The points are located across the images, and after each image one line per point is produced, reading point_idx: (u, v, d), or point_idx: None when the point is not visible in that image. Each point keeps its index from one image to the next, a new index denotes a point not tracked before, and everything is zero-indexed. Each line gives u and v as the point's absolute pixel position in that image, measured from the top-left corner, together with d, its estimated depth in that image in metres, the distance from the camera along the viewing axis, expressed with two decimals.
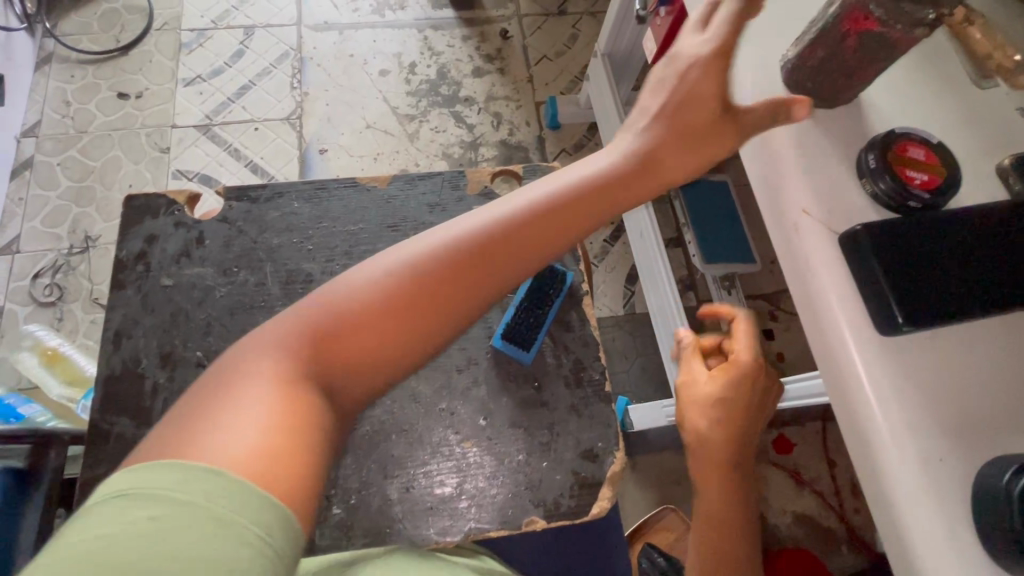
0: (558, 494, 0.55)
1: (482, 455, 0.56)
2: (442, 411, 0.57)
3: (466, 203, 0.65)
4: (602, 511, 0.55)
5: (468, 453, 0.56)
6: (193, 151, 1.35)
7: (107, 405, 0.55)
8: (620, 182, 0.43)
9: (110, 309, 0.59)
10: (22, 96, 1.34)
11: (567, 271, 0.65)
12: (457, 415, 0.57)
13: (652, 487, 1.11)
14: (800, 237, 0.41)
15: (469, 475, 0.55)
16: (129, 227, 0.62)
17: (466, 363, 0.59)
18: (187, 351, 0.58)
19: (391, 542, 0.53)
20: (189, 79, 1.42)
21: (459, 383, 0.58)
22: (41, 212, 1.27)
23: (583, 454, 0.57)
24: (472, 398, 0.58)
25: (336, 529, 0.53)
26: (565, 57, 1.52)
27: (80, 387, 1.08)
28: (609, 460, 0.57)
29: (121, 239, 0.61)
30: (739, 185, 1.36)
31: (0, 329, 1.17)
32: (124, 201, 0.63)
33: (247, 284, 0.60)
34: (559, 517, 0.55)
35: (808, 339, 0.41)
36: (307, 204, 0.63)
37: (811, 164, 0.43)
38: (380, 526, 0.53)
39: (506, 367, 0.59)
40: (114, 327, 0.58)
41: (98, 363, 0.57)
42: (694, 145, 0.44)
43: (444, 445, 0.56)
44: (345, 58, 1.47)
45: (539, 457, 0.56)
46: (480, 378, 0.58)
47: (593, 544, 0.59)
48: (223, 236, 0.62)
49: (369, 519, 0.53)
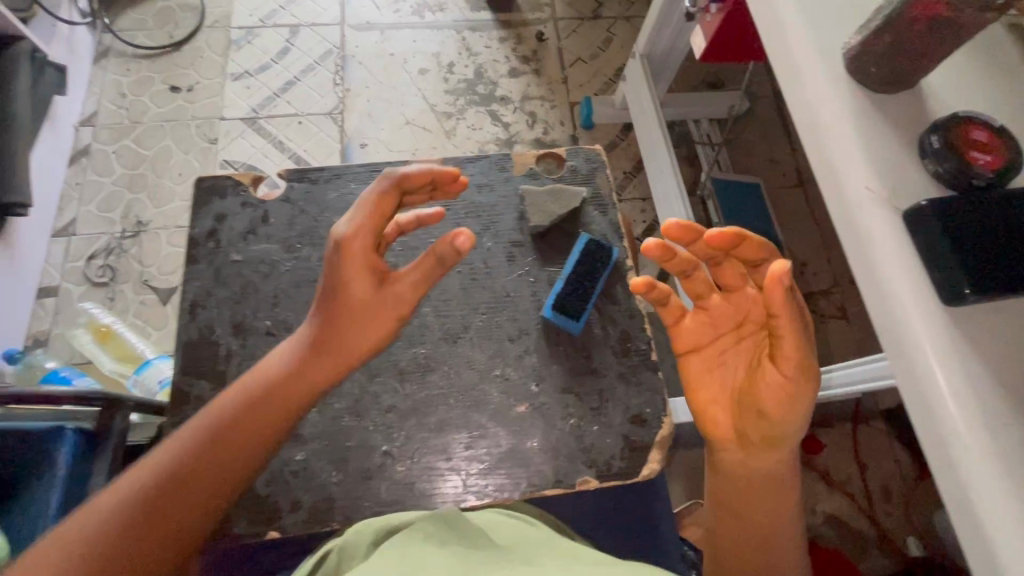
0: (609, 456, 0.57)
1: (535, 419, 0.58)
2: (497, 376, 0.60)
3: (512, 182, 0.68)
4: (652, 473, 0.57)
5: (523, 417, 0.58)
6: (240, 143, 1.40)
7: (187, 367, 0.59)
8: (297, 365, 0.53)
9: (186, 282, 0.62)
10: (81, 88, 1.41)
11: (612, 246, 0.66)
12: (510, 381, 0.60)
13: (681, 480, 1.12)
14: (861, 212, 0.43)
15: (523, 436, 0.58)
16: (199, 207, 0.65)
17: (516, 333, 0.61)
18: (256, 321, 0.61)
19: (451, 500, 0.55)
20: (237, 74, 1.47)
21: (512, 351, 0.61)
22: (96, 197, 1.33)
23: (632, 418, 0.59)
24: (525, 365, 0.60)
25: (398, 485, 0.56)
26: (599, 60, 1.55)
27: (131, 363, 1.15)
28: (657, 425, 0.59)
29: (193, 218, 0.64)
30: (770, 187, 1.37)
31: (56, 307, 1.23)
32: (194, 182, 0.66)
33: (310, 259, 0.63)
34: (610, 478, 0.57)
35: (870, 310, 0.43)
36: (364, 185, 0.67)
37: (873, 144, 0.45)
38: (439, 482, 0.56)
39: (557, 338, 0.61)
40: (190, 298, 0.61)
41: (177, 330, 0.60)
42: (366, 318, 0.53)
43: (500, 409, 0.58)
44: (386, 57, 1.52)
45: (590, 421, 0.59)
46: (532, 348, 0.61)
47: (638, 509, 0.63)
48: (287, 215, 0.65)
49: (429, 474, 0.56)
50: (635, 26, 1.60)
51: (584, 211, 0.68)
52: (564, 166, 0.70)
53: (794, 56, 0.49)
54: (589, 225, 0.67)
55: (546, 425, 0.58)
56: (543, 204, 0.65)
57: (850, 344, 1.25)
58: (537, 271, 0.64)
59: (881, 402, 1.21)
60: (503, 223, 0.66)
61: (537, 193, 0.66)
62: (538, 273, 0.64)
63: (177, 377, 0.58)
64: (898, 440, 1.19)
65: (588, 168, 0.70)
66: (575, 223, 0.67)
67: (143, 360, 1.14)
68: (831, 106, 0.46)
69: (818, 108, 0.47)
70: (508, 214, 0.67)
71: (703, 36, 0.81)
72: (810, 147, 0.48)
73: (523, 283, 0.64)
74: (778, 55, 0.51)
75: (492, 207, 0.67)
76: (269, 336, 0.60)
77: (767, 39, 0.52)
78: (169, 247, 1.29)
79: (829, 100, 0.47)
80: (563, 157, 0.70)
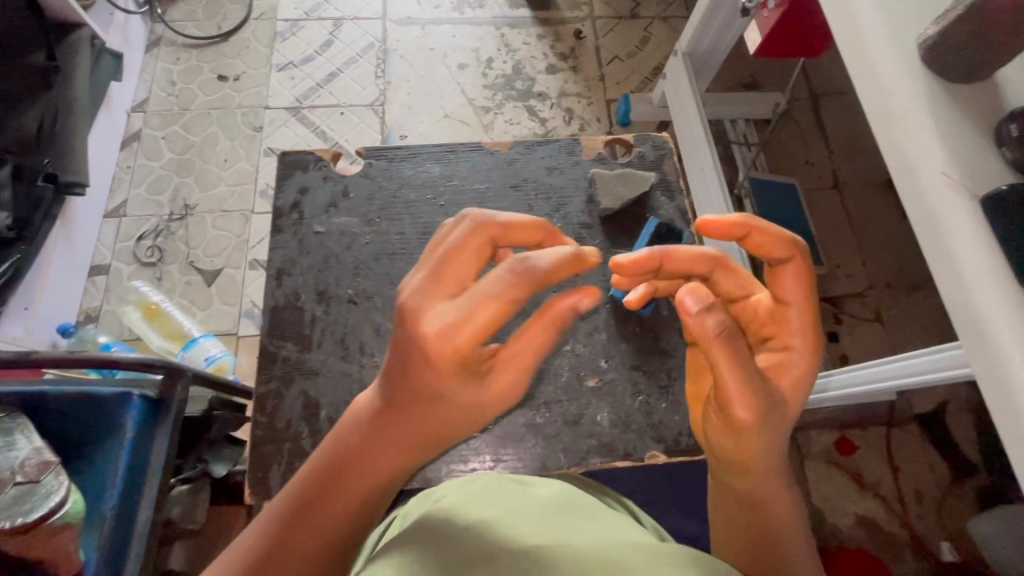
0: (677, 433, 0.64)
1: (603, 392, 0.66)
2: (568, 351, 0.67)
3: (581, 165, 0.76)
4: None
5: (593, 388, 0.66)
6: (283, 131, 1.44)
7: (275, 330, 0.68)
8: (384, 452, 0.45)
9: (273, 250, 0.72)
10: (133, 75, 1.45)
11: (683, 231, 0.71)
12: (581, 356, 0.67)
13: None
14: (936, 196, 0.45)
15: (592, 407, 0.65)
16: (284, 179, 0.75)
17: (589, 313, 0.68)
18: (339, 289, 0.70)
19: (527, 454, 0.64)
20: (282, 65, 1.51)
21: (582, 329, 0.68)
22: (145, 180, 1.37)
23: None
24: (595, 342, 0.68)
25: (480, 443, 0.64)
26: (636, 58, 1.56)
27: (177, 341, 1.20)
28: None
29: (279, 189, 0.74)
30: (807, 189, 1.36)
31: (108, 285, 1.27)
32: (280, 157, 0.76)
33: (389, 233, 0.72)
34: (679, 453, 0.63)
35: (945, 294, 0.45)
36: (438, 164, 0.76)
37: (947, 131, 0.46)
38: (518, 435, 0.64)
39: (624, 315, 0.69)
40: (277, 265, 0.70)
41: (266, 295, 0.69)
42: (467, 415, 0.43)
43: (574, 382, 0.66)
44: (426, 51, 1.54)
45: (658, 398, 0.66)
46: (601, 327, 0.68)
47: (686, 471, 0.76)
48: (366, 190, 0.74)
49: (509, 428, 0.64)
50: (673, 25, 1.60)
51: (652, 196, 0.75)
52: (632, 150, 0.77)
53: (867, 44, 0.51)
54: (657, 209, 0.74)
55: (616, 401, 0.65)
56: (612, 187, 0.72)
57: (884, 347, 1.22)
58: (609, 254, 0.72)
59: (915, 406, 1.18)
60: (573, 206, 0.74)
61: (608, 176, 0.73)
62: (607, 256, 0.71)
63: (266, 337, 0.68)
64: (932, 443, 1.17)
65: (655, 154, 0.78)
66: (644, 208, 0.74)
67: (189, 338, 1.18)
68: (906, 93, 0.48)
69: (893, 95, 0.48)
70: (578, 197, 0.74)
71: (758, 32, 0.89)
72: (882, 134, 0.50)
73: (596, 270, 0.72)
74: (850, 46, 0.53)
75: (562, 188, 0.75)
76: (350, 304, 0.69)
77: (839, 33, 0.55)
78: (213, 230, 1.33)
79: (903, 88, 0.48)
80: (630, 143, 0.78)
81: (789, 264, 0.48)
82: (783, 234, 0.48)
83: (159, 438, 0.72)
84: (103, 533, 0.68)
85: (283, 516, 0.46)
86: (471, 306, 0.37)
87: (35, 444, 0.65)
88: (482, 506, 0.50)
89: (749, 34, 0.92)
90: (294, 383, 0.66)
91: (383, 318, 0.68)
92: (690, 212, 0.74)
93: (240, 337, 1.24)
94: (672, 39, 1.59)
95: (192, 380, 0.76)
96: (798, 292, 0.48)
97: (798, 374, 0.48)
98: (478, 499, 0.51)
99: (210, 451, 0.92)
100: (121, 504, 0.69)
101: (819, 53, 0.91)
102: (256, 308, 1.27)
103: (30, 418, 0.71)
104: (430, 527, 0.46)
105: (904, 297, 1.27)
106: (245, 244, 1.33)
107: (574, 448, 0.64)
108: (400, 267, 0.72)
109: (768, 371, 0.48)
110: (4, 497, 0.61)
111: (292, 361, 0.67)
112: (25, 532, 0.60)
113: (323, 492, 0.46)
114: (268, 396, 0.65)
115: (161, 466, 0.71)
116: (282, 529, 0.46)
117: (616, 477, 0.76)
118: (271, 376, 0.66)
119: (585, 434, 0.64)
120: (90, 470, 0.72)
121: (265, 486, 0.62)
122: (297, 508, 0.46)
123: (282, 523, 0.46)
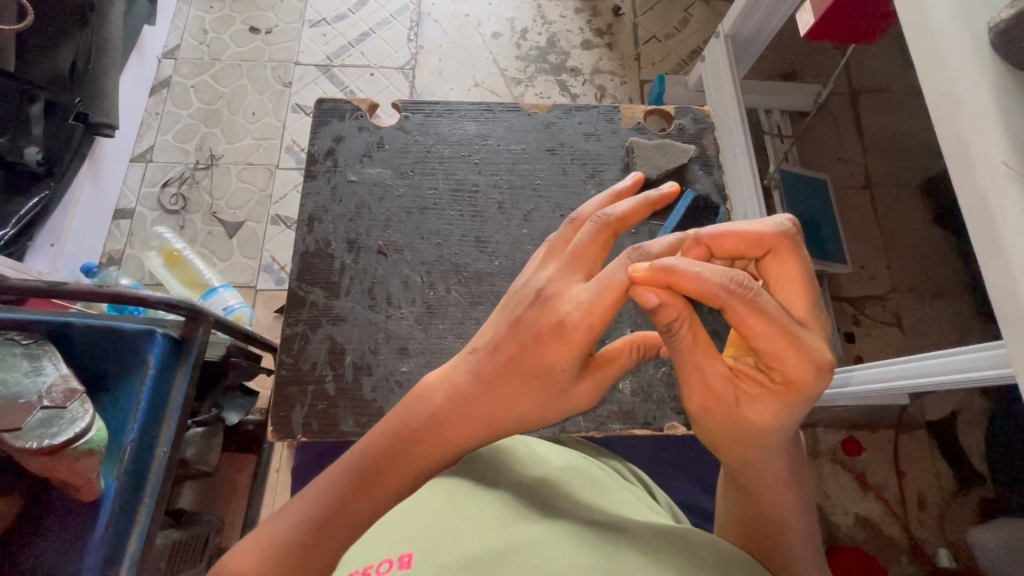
0: None
1: None
2: None
3: (618, 133, 0.75)
4: None
5: None
6: (312, 88, 1.43)
7: (304, 276, 0.68)
8: (471, 433, 0.49)
9: (305, 196, 0.72)
10: (166, 20, 1.44)
11: (719, 205, 0.71)
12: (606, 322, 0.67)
13: None
14: (992, 189, 0.44)
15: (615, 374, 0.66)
16: (320, 127, 0.74)
17: None
18: (369, 240, 0.70)
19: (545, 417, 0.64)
20: (315, 21, 1.49)
21: None
22: (172, 128, 1.38)
23: None
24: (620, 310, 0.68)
25: None
26: (674, 40, 1.52)
27: (196, 288, 1.21)
28: None
29: (315, 136, 0.74)
30: (837, 186, 1.33)
31: (130, 229, 1.28)
32: (315, 103, 0.75)
33: (422, 186, 0.72)
34: None
35: (993, 284, 0.44)
36: (475, 122, 0.75)
37: (1014, 116, 0.44)
38: None
39: None
40: (309, 212, 0.70)
41: (297, 240, 0.69)
42: (553, 399, 0.50)
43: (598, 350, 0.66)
44: (460, 18, 1.51)
45: None
46: None
47: (693, 445, 0.78)
48: (401, 142, 0.74)
49: None
50: (714, 8, 1.55)
51: (689, 168, 0.74)
52: (670, 121, 0.76)
53: (935, 28, 0.50)
54: (693, 182, 0.73)
55: (638, 370, 0.66)
56: (650, 157, 0.72)
57: (901, 350, 1.21)
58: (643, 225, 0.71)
59: (927, 412, 1.17)
60: (609, 172, 0.73)
61: (646, 145, 0.72)
62: (640, 225, 0.71)
63: (294, 280, 0.68)
64: (940, 450, 1.15)
65: (696, 128, 0.76)
66: (680, 180, 0.73)
67: (207, 287, 1.19)
68: (972, 78, 0.46)
69: (956, 82, 0.47)
70: (614, 164, 0.74)
71: (809, 15, 0.87)
72: (942, 121, 0.49)
73: (625, 234, 0.70)
74: (917, 29, 0.52)
75: (599, 155, 0.74)
76: (379, 255, 0.69)
77: (907, 14, 0.53)
78: (237, 182, 1.34)
79: (968, 74, 0.47)
80: (670, 114, 0.77)
81: (730, 304, 0.41)
82: (723, 273, 0.41)
83: (180, 377, 0.74)
84: (122, 463, 0.69)
85: (334, 480, 0.47)
86: (609, 287, 0.46)
87: (62, 371, 0.67)
88: (497, 474, 0.48)
89: (801, 15, 0.90)
90: (321, 328, 0.66)
91: (411, 271, 0.69)
92: (726, 187, 0.73)
93: (258, 291, 1.26)
94: (712, 21, 1.54)
95: (213, 326, 0.76)
96: (764, 326, 0.41)
97: (771, 401, 0.43)
98: (490, 466, 0.50)
99: (227, 398, 0.94)
100: (140, 436, 0.71)
101: (869, 38, 0.89)
102: (276, 263, 1.28)
103: (57, 348, 0.72)
104: (440, 498, 0.46)
105: (925, 302, 1.24)
106: (268, 199, 1.33)
107: (594, 412, 0.64)
108: (430, 222, 0.71)
109: (744, 379, 0.44)
110: (31, 420, 0.62)
111: (317, 307, 0.67)
112: (50, 454, 0.61)
113: (384, 457, 0.48)
114: (294, 338, 0.66)
115: (180, 403, 0.74)
116: (342, 490, 0.46)
117: (625, 445, 0.78)
118: (297, 319, 0.67)
119: (605, 400, 0.65)
120: (111, 403, 0.73)
121: (286, 426, 0.63)
122: (357, 477, 0.47)
123: (345, 488, 0.47)
